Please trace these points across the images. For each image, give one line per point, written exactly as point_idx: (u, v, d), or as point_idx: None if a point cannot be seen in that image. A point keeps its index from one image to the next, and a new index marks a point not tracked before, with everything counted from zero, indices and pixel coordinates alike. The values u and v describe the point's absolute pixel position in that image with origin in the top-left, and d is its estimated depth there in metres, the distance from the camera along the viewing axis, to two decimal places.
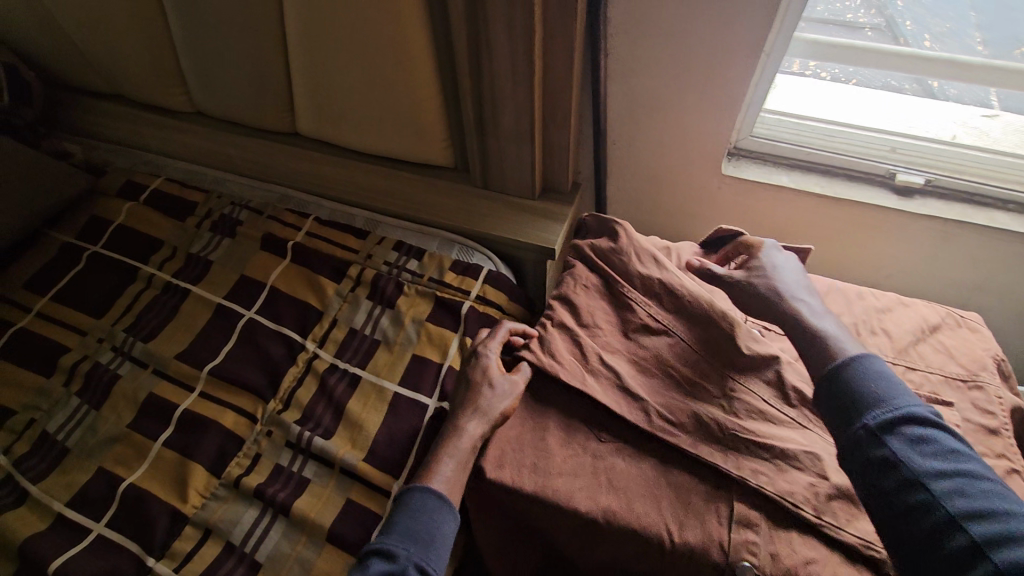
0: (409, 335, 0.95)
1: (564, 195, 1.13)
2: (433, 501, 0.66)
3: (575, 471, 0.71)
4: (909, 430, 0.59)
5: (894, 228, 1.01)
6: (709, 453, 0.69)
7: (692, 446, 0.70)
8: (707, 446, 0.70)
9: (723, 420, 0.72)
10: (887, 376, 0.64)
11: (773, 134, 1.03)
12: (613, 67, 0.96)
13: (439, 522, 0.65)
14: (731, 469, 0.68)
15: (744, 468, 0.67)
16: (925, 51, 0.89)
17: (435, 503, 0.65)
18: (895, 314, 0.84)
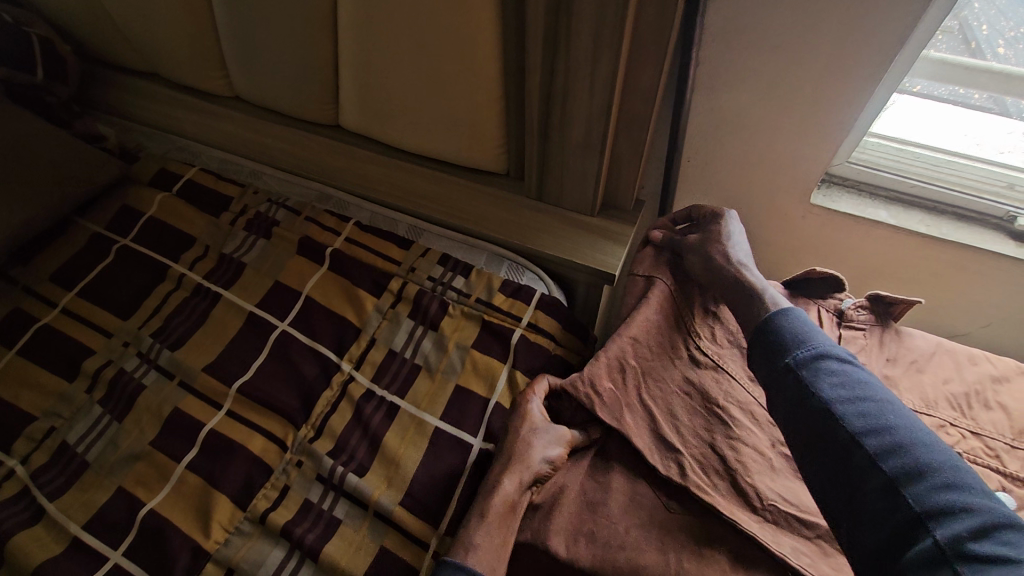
0: (452, 363, 0.87)
1: (626, 212, 1.04)
2: None
3: (640, 545, 0.63)
4: (903, 459, 0.51)
5: (1006, 277, 0.89)
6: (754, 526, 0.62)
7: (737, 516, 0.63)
8: (750, 516, 0.63)
9: (771, 487, 0.65)
10: (865, 376, 0.58)
11: (872, 161, 0.92)
12: (699, 78, 0.86)
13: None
14: (773, 544, 0.61)
15: (786, 545, 0.61)
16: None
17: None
18: (1014, 385, 0.73)
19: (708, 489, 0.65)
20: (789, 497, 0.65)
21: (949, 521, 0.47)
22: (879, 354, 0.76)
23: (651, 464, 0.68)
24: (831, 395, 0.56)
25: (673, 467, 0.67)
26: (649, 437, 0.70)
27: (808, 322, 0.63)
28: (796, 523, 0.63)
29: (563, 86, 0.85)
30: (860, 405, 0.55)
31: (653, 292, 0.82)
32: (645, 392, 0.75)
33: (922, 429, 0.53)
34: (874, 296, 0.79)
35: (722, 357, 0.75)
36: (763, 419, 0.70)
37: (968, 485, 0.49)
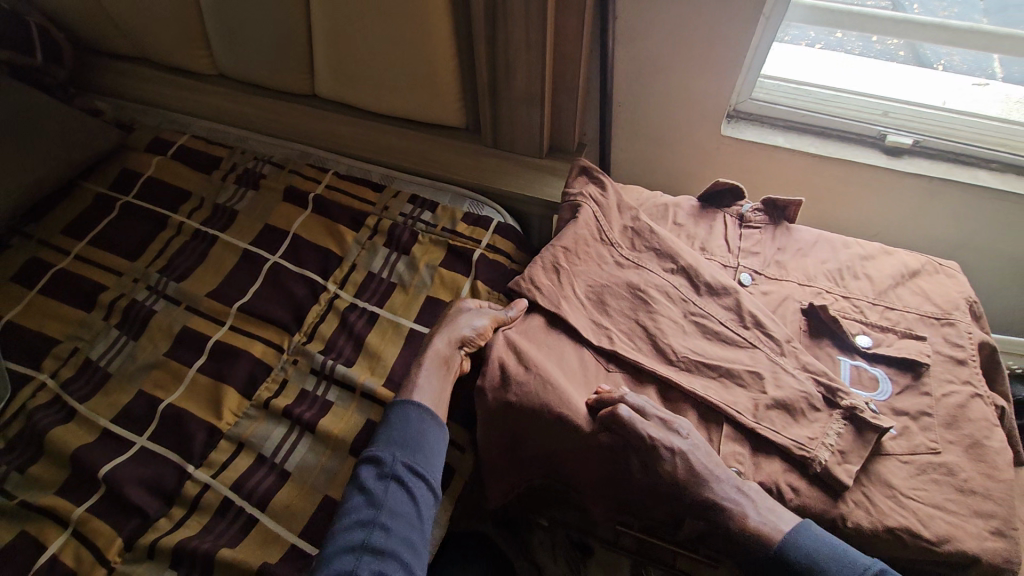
0: (423, 279, 1.01)
1: (570, 153, 1.20)
2: (414, 410, 0.78)
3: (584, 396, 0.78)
4: None
5: (884, 186, 1.07)
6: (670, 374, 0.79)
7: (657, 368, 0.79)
8: (667, 369, 0.80)
9: (680, 345, 0.81)
10: None
11: (771, 97, 1.10)
12: (618, 29, 1.02)
13: (424, 428, 0.77)
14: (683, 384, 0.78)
15: (694, 383, 0.78)
16: (913, 15, 0.94)
17: (416, 410, 0.78)
18: (879, 261, 0.90)
19: (634, 352, 0.82)
20: (694, 351, 0.81)
21: None
22: (772, 244, 0.93)
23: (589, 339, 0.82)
24: None
25: (605, 338, 0.82)
26: (584, 320, 0.84)
27: None
28: (704, 369, 0.79)
29: (504, 39, 1.00)
30: None
31: (578, 207, 0.95)
32: (579, 285, 0.88)
33: None
34: (769, 200, 0.95)
35: (641, 255, 0.90)
36: (677, 297, 0.86)
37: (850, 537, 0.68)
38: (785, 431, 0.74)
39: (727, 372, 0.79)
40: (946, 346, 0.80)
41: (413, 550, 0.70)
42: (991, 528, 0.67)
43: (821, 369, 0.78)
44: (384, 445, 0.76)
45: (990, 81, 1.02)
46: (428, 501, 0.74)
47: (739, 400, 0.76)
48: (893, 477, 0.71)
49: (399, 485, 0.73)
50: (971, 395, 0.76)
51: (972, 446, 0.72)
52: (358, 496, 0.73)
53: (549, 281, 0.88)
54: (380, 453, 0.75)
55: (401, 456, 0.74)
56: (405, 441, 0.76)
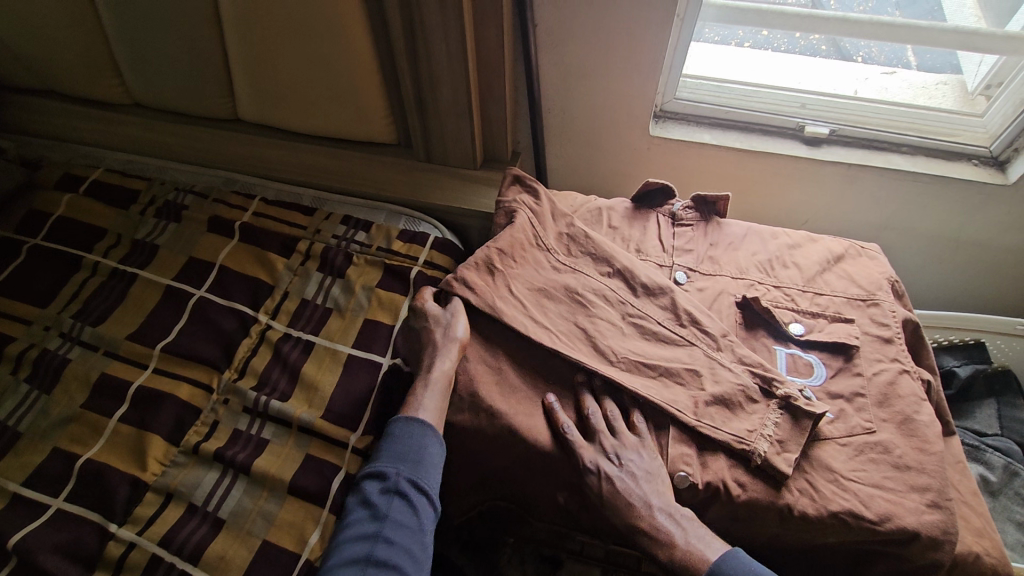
0: (360, 301, 0.98)
1: (505, 163, 1.19)
2: (417, 427, 0.75)
3: (529, 414, 0.76)
4: None
5: (807, 175, 1.10)
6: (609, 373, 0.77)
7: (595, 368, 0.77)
8: (607, 368, 0.78)
9: (619, 346, 0.80)
10: None
11: (695, 96, 1.12)
12: (539, 40, 1.02)
13: (427, 441, 0.74)
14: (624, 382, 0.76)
15: (636, 382, 0.77)
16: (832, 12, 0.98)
17: (418, 428, 0.75)
18: (805, 249, 0.92)
19: (574, 352, 0.79)
20: (633, 351, 0.80)
21: None
22: (704, 240, 0.94)
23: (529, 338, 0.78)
24: None
25: (547, 338, 0.78)
26: (526, 320, 0.80)
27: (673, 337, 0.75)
28: (644, 369, 0.78)
29: (424, 51, 0.99)
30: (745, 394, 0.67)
31: (514, 214, 0.93)
32: (518, 286, 0.84)
33: None
34: (698, 197, 0.97)
35: (577, 260, 0.90)
36: (614, 301, 0.85)
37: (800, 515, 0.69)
38: (722, 426, 0.74)
39: (666, 371, 0.78)
40: (873, 326, 0.82)
41: (416, 563, 0.69)
42: (926, 501, 0.69)
43: (756, 360, 0.79)
44: (389, 459, 0.75)
45: (895, 70, 1.08)
46: (430, 515, 0.72)
47: (679, 398, 0.76)
48: (833, 460, 0.72)
49: (401, 500, 0.72)
50: (900, 371, 0.78)
51: (904, 422, 0.74)
52: (361, 510, 0.73)
53: (487, 280, 0.84)
54: (382, 468, 0.74)
55: (404, 471, 0.73)
56: (407, 455, 0.74)
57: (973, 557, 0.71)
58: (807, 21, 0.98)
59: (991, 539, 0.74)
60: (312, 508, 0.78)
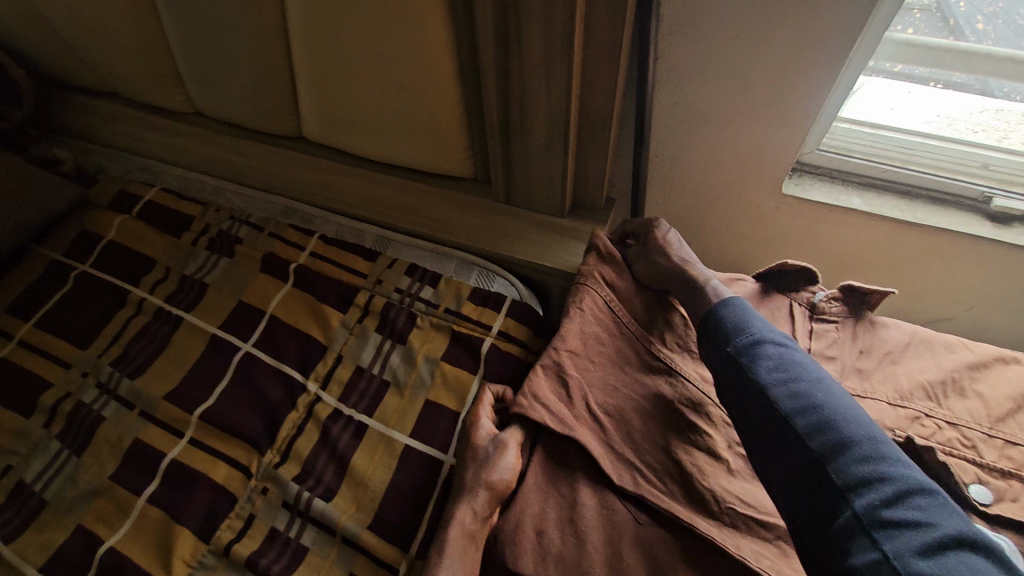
0: (421, 377, 0.84)
1: (598, 211, 1.02)
2: None
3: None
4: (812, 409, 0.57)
5: (983, 259, 0.87)
6: (708, 527, 0.62)
7: (688, 516, 0.62)
8: (705, 519, 0.63)
9: (720, 488, 0.64)
10: (801, 363, 0.61)
11: (845, 147, 0.90)
12: (660, 72, 0.84)
13: None
14: (730, 546, 0.60)
15: (744, 547, 0.60)
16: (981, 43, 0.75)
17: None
18: (992, 372, 0.71)
19: (665, 494, 0.65)
20: (741, 498, 0.63)
21: (865, 491, 0.52)
22: (852, 346, 0.74)
23: (606, 474, 0.66)
24: (783, 405, 0.59)
25: (622, 472, 0.66)
26: (598, 445, 0.68)
27: (749, 313, 0.67)
28: (755, 525, 0.62)
29: (520, 82, 0.83)
30: (797, 392, 0.59)
31: (586, 295, 0.78)
32: (594, 398, 0.73)
33: (850, 407, 0.57)
34: (847, 286, 0.76)
35: (674, 359, 0.74)
36: (716, 417, 0.69)
37: (886, 456, 0.53)
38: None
39: (783, 528, 0.62)
40: None
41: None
42: None
43: None
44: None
45: None
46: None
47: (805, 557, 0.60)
48: None
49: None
50: None
51: None
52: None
53: (557, 386, 0.73)
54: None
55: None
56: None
57: None
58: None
59: None
60: None
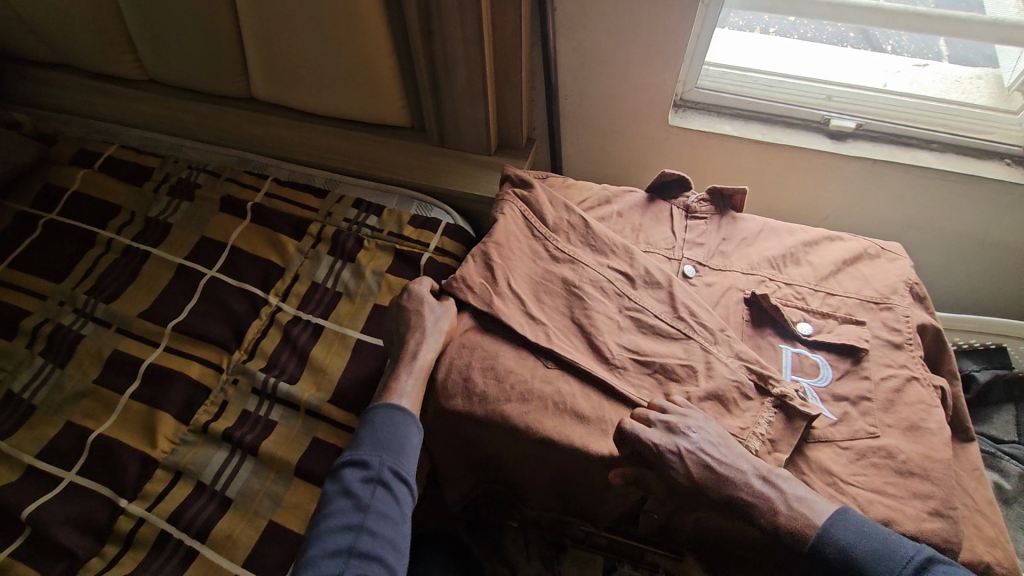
0: (369, 286, 0.98)
1: (520, 149, 1.19)
2: (401, 415, 0.74)
3: None
4: None
5: (828, 170, 1.08)
6: (598, 369, 0.75)
7: (585, 362, 0.75)
8: (598, 364, 0.76)
9: (611, 340, 0.78)
10: (881, 540, 0.63)
11: (717, 85, 1.10)
12: (558, 21, 1.00)
13: (408, 431, 0.74)
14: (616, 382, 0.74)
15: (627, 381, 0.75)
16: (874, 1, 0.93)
17: (402, 416, 0.74)
18: (821, 247, 0.91)
19: (570, 347, 0.77)
20: (627, 345, 0.78)
21: None
22: (716, 234, 0.93)
23: (522, 332, 0.76)
24: None
25: (537, 330, 0.78)
26: (517, 313, 0.79)
27: (848, 533, 0.63)
28: (635, 366, 0.76)
29: (441, 34, 0.97)
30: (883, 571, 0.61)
31: (506, 208, 0.92)
32: (513, 281, 0.83)
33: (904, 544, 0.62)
34: (714, 190, 0.95)
35: (576, 251, 0.87)
36: (607, 289, 0.83)
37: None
38: (778, 503, 0.64)
39: (659, 366, 0.76)
40: (884, 330, 0.81)
41: (401, 552, 0.70)
42: (930, 508, 0.67)
43: (753, 357, 0.77)
44: (369, 448, 0.74)
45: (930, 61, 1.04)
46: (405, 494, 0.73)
47: (744, 465, 0.66)
48: (832, 464, 0.71)
49: (387, 490, 0.71)
50: (909, 378, 0.77)
51: (911, 428, 0.73)
52: (343, 498, 0.72)
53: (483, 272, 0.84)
54: (365, 457, 0.73)
55: (388, 461, 0.73)
56: (389, 444, 0.73)
57: (978, 564, 0.71)
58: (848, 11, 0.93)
59: (1005, 551, 0.73)
60: (318, 491, 0.79)
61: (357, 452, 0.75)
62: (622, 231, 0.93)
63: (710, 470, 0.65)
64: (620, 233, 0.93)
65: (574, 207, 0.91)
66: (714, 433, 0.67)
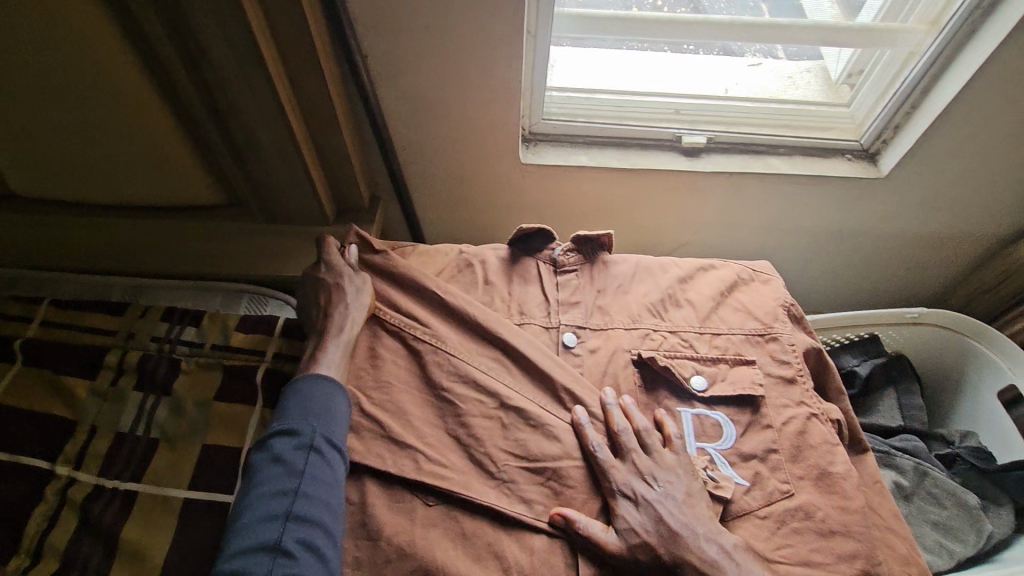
0: (194, 422, 0.79)
1: (364, 211, 1.05)
2: (323, 382, 0.68)
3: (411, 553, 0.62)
4: None
5: (690, 187, 1.04)
6: (484, 496, 0.64)
7: (467, 493, 0.63)
8: (482, 487, 0.65)
9: (495, 451, 0.66)
10: None
11: (564, 113, 1.02)
12: (375, 67, 0.87)
13: (332, 396, 0.67)
14: (508, 509, 0.63)
15: (520, 503, 0.64)
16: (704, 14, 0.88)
17: (323, 384, 0.67)
18: (697, 281, 0.86)
19: (448, 470, 0.65)
20: (515, 457, 0.66)
21: None
22: (591, 288, 0.84)
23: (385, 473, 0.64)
24: None
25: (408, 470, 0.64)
26: (377, 451, 0.66)
27: None
28: (523, 480, 0.65)
29: (229, 101, 0.82)
30: None
31: (341, 303, 0.75)
32: (368, 405, 0.69)
33: None
34: (579, 237, 0.86)
35: (439, 341, 0.73)
36: (486, 385, 0.70)
37: None
38: (729, 574, 0.58)
39: (553, 473, 0.66)
40: (773, 364, 0.77)
41: (338, 521, 0.60)
42: (856, 569, 0.62)
43: (655, 439, 0.68)
44: (297, 416, 0.66)
45: (759, 61, 1.03)
46: (332, 403, 0.66)
47: (700, 526, 0.61)
48: (756, 542, 0.63)
49: (319, 456, 0.62)
50: (808, 416, 0.72)
51: (821, 476, 0.68)
52: (273, 467, 0.63)
53: None
54: (293, 424, 0.65)
55: (320, 426, 0.64)
56: (316, 409, 0.65)
57: None
58: (679, 27, 0.88)
59: (919, 566, 0.72)
60: None
61: (285, 419, 0.66)
62: (489, 303, 0.81)
63: (667, 524, 0.61)
64: (488, 307, 0.81)
65: (429, 286, 0.78)
66: (687, 484, 0.64)
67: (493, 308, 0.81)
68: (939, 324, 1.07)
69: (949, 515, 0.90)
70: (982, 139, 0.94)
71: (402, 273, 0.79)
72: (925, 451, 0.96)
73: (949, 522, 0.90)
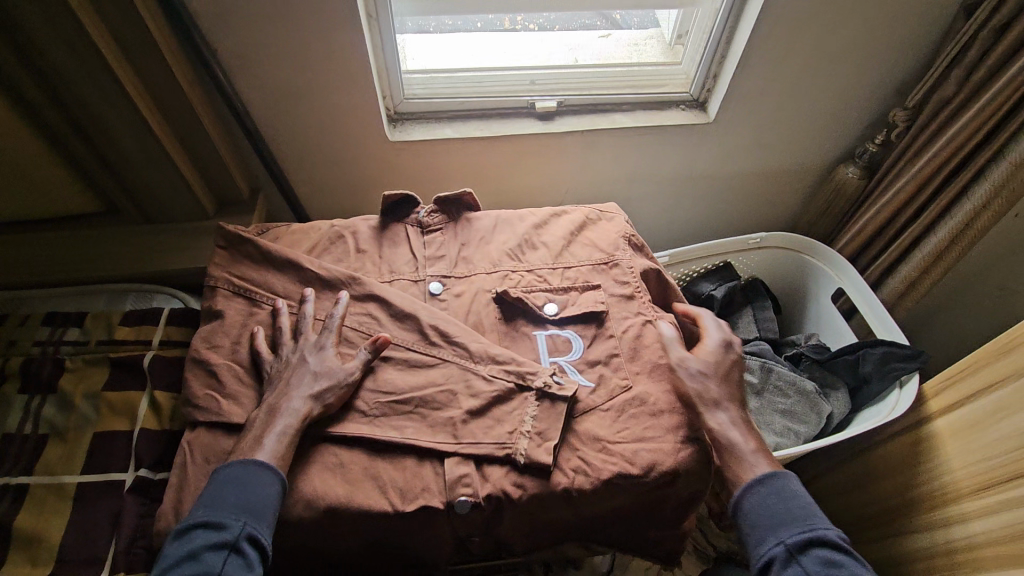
0: (84, 414, 0.81)
1: (246, 203, 1.10)
2: (257, 477, 0.64)
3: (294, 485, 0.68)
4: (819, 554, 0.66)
5: (550, 148, 1.15)
6: (357, 427, 0.71)
7: (341, 427, 0.71)
8: (356, 422, 0.72)
9: (367, 390, 0.74)
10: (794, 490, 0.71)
11: (426, 92, 1.10)
12: (228, 62, 0.92)
13: (264, 491, 0.64)
14: (379, 435, 0.71)
15: (391, 428, 0.72)
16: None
17: (256, 480, 0.64)
18: (550, 225, 0.96)
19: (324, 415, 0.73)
20: (384, 391, 0.74)
21: None
22: (454, 242, 0.92)
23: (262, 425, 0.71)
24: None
25: (275, 394, 0.71)
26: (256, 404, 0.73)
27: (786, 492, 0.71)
28: (392, 409, 0.73)
29: (80, 105, 0.85)
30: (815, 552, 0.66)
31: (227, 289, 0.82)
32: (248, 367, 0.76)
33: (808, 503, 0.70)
34: (440, 199, 0.95)
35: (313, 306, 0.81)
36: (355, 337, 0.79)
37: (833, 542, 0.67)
38: None
39: (420, 400, 0.74)
40: (616, 286, 0.88)
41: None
42: (681, 437, 0.74)
43: (511, 358, 0.77)
44: (224, 505, 0.63)
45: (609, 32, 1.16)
46: (268, 498, 0.64)
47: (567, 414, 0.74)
48: (599, 429, 0.74)
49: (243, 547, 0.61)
50: (643, 324, 0.84)
51: (653, 370, 0.79)
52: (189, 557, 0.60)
53: (212, 378, 0.75)
54: (222, 516, 0.62)
55: (247, 522, 0.62)
56: (249, 502, 0.62)
57: None
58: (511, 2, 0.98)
59: None
60: None
61: (211, 510, 0.63)
62: (361, 267, 0.89)
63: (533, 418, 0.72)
64: (360, 270, 0.88)
65: (300, 258, 0.84)
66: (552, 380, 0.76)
67: (365, 270, 0.88)
68: (778, 245, 1.23)
69: (792, 402, 1.06)
70: (782, 81, 1.09)
71: (267, 250, 0.84)
72: (772, 351, 1.12)
73: (792, 408, 1.05)
